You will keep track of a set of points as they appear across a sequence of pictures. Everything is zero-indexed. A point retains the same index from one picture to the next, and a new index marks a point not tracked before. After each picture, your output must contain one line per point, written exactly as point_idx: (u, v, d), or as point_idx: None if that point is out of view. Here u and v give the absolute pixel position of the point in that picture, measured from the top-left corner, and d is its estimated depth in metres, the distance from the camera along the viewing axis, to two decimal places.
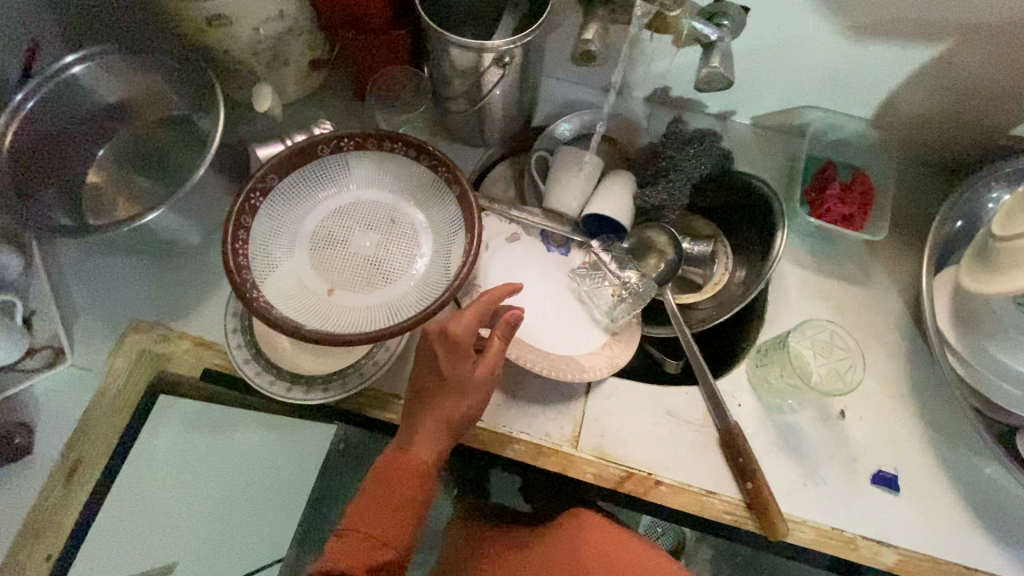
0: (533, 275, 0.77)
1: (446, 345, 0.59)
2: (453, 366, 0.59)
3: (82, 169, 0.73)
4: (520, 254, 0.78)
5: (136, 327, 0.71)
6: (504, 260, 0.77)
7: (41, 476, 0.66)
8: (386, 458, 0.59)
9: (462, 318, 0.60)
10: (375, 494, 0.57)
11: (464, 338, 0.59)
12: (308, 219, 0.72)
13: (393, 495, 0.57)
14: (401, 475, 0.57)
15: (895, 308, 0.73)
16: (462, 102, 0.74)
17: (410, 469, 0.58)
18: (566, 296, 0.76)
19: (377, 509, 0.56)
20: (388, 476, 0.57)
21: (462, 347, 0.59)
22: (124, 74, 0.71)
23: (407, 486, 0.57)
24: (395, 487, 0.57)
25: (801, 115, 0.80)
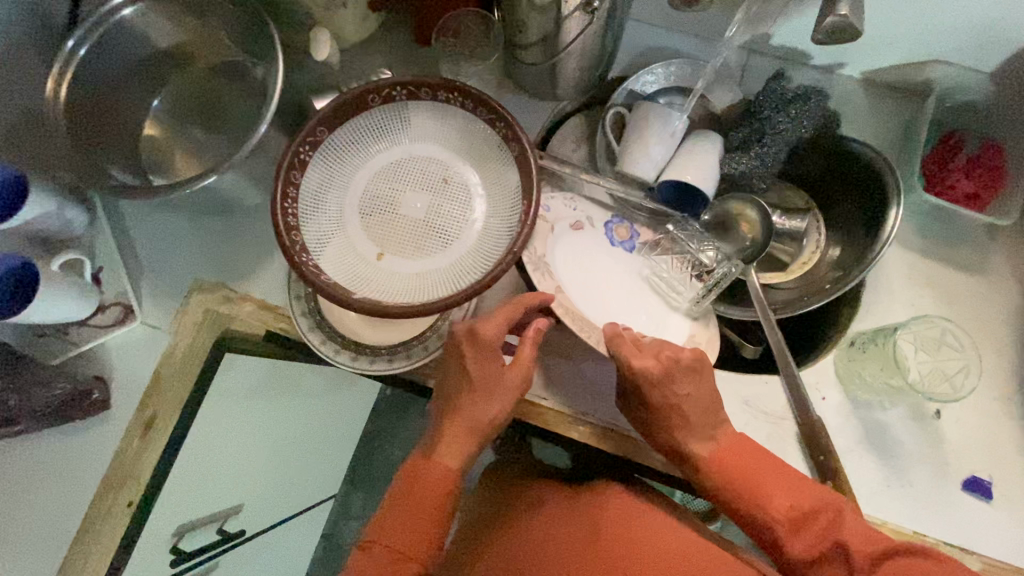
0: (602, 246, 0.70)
1: (475, 346, 0.56)
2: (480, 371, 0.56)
3: (138, 121, 0.70)
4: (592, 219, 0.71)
5: (199, 287, 0.70)
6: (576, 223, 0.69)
7: (119, 428, 0.68)
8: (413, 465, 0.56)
9: (487, 324, 0.56)
10: (401, 505, 0.54)
11: (493, 341, 0.56)
12: (357, 176, 0.67)
13: (419, 505, 0.54)
14: (423, 482, 0.55)
15: (1008, 303, 0.66)
16: (536, 51, 0.67)
17: (434, 480, 0.55)
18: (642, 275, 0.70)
19: (405, 516, 0.54)
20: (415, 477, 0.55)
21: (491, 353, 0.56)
22: (174, 16, 0.66)
23: (430, 497, 0.54)
24: (419, 497, 0.54)
25: (925, 72, 0.69)
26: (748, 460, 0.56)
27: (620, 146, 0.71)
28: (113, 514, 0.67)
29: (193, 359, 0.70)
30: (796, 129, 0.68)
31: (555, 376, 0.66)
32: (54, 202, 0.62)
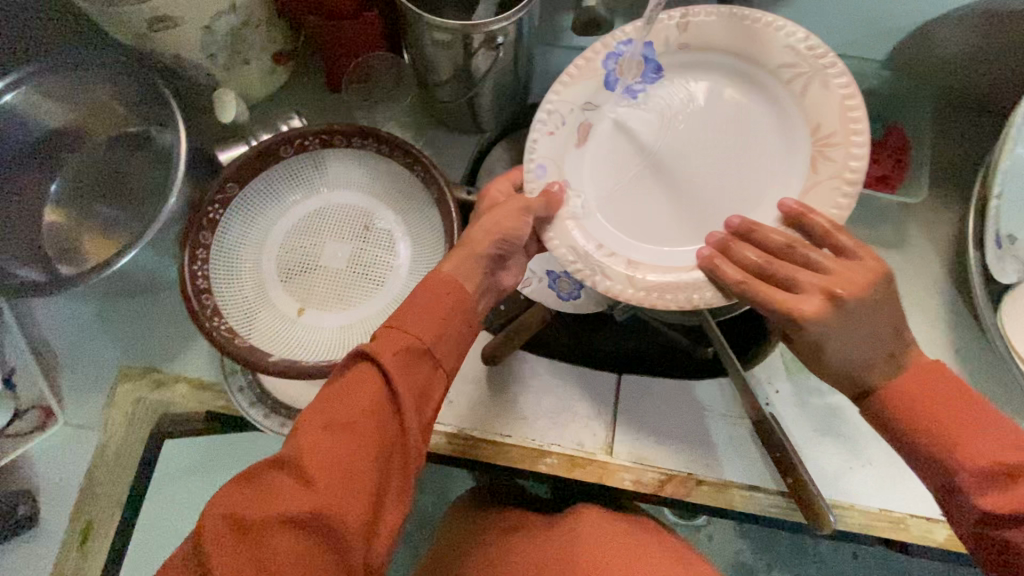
0: (644, 165, 0.56)
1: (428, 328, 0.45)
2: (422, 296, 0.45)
3: (39, 209, 0.65)
4: (600, 152, 0.57)
5: (126, 375, 0.65)
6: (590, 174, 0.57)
7: (52, 544, 0.62)
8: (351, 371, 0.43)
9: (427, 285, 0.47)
10: (302, 477, 0.39)
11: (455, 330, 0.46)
12: (274, 230, 0.66)
13: (323, 487, 0.39)
14: (357, 404, 0.41)
15: (934, 274, 0.70)
16: (450, 87, 0.66)
17: (346, 467, 0.40)
18: (708, 170, 0.56)
19: (335, 448, 0.40)
20: (344, 388, 0.42)
21: (449, 278, 0.46)
22: (65, 96, 0.63)
23: (335, 487, 0.39)
24: (326, 482, 0.39)
25: None
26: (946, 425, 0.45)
27: None
28: None
29: (129, 454, 0.64)
30: None
31: (514, 411, 0.66)
32: None
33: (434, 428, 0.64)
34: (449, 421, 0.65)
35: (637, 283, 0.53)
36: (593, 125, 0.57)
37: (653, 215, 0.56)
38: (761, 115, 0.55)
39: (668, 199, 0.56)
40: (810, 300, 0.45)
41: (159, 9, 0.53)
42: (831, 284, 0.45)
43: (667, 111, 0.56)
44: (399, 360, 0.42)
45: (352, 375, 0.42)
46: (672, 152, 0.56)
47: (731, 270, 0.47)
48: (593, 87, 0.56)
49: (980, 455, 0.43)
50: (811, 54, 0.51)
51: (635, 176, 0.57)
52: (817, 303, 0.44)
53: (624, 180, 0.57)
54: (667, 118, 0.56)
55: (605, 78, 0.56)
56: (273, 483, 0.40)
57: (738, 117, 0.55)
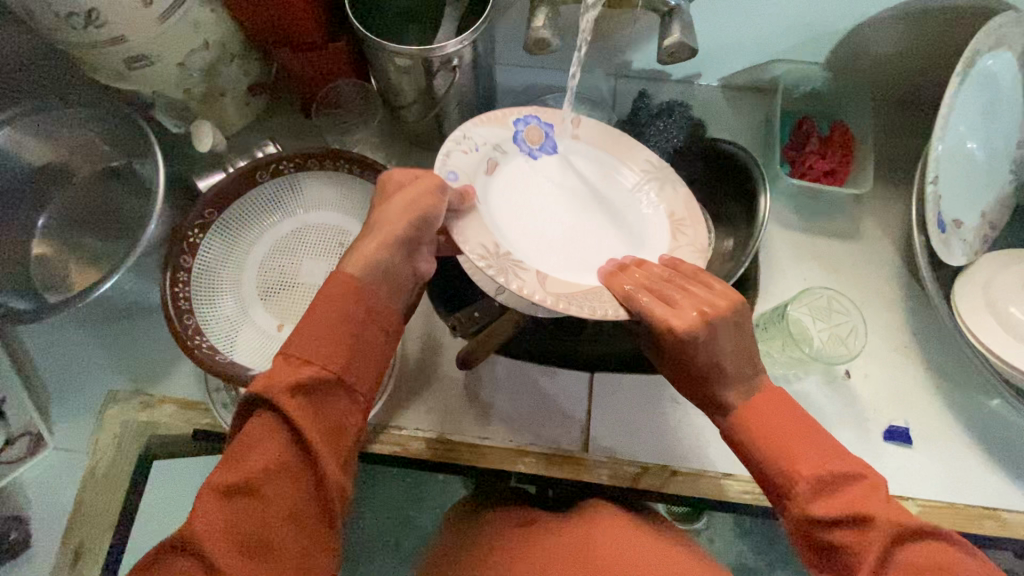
0: (536, 211, 0.62)
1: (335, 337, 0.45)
2: (325, 311, 0.46)
3: (25, 243, 0.68)
4: (505, 186, 0.62)
5: (113, 399, 0.67)
6: (493, 195, 0.60)
7: (43, 568, 0.63)
8: (248, 429, 0.42)
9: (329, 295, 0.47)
10: (230, 532, 0.39)
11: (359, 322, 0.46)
12: (252, 251, 0.69)
13: (256, 531, 0.40)
14: (263, 460, 0.41)
15: (888, 260, 0.73)
16: (416, 109, 0.70)
17: (277, 509, 0.41)
18: (586, 227, 0.63)
19: (245, 514, 0.40)
20: (245, 446, 0.42)
21: (349, 285, 0.47)
22: (48, 134, 0.67)
23: (271, 529, 0.40)
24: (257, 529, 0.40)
25: (769, 71, 0.77)
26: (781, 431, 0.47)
27: None
28: None
29: (117, 477, 0.66)
30: (668, 140, 0.73)
31: (492, 414, 0.67)
32: None
33: (414, 434, 0.66)
34: (429, 427, 0.67)
35: (547, 287, 0.55)
36: (499, 163, 0.62)
37: (545, 245, 0.60)
38: (633, 197, 0.66)
39: (559, 239, 0.61)
40: (685, 316, 0.49)
41: (136, 49, 0.57)
42: (701, 306, 0.50)
43: (555, 180, 0.65)
44: (302, 397, 0.43)
45: (252, 433, 0.42)
46: (557, 206, 0.63)
47: (620, 285, 0.54)
48: (503, 135, 0.63)
49: (810, 463, 0.45)
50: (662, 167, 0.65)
51: (529, 216, 0.61)
52: (688, 317, 0.49)
53: (522, 213, 0.61)
54: (551, 182, 0.64)
55: (514, 133, 0.63)
56: (181, 570, 0.38)
57: (610, 199, 0.65)
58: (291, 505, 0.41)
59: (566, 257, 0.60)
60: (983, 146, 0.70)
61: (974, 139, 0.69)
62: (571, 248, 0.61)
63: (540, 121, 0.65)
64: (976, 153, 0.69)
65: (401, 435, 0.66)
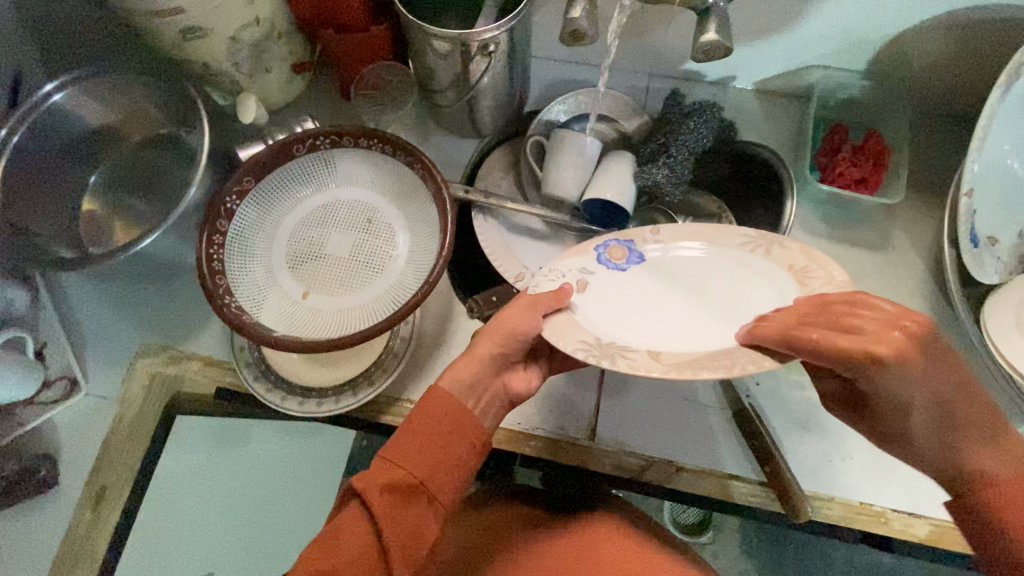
0: (641, 315, 0.54)
1: (422, 445, 0.47)
2: (426, 419, 0.48)
3: (77, 198, 0.73)
4: (603, 305, 0.55)
5: (144, 352, 0.71)
6: (595, 319, 0.53)
7: (67, 506, 0.67)
8: (340, 518, 0.45)
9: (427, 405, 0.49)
10: None
11: (450, 434, 0.48)
12: (284, 222, 0.72)
13: None
14: (346, 554, 0.43)
15: (917, 274, 0.71)
16: (450, 94, 0.72)
17: None
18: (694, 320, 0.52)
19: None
20: (336, 534, 0.44)
21: (447, 398, 0.49)
22: (109, 97, 0.70)
23: None
24: None
25: (806, 76, 0.77)
26: None
27: (543, 171, 0.75)
28: None
29: (144, 425, 0.69)
30: (697, 140, 0.73)
31: None
32: None
33: None
34: None
35: (663, 360, 0.48)
36: (590, 283, 0.56)
37: (653, 336, 0.52)
38: (741, 274, 0.55)
39: (672, 333, 0.52)
40: (886, 342, 0.41)
41: (192, 21, 0.60)
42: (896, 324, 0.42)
43: (657, 283, 0.56)
44: (391, 498, 0.45)
45: (343, 524, 0.44)
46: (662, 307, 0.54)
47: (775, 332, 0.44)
48: (586, 259, 0.58)
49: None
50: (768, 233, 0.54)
51: (632, 320, 0.53)
52: (890, 341, 0.41)
53: (621, 315, 0.54)
54: (649, 287, 0.56)
55: (594, 256, 0.58)
56: None
57: (717, 281, 0.55)
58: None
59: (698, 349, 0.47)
60: None
61: (1018, 157, 0.67)
62: (694, 340, 0.50)
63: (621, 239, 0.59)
64: (1018, 171, 0.68)
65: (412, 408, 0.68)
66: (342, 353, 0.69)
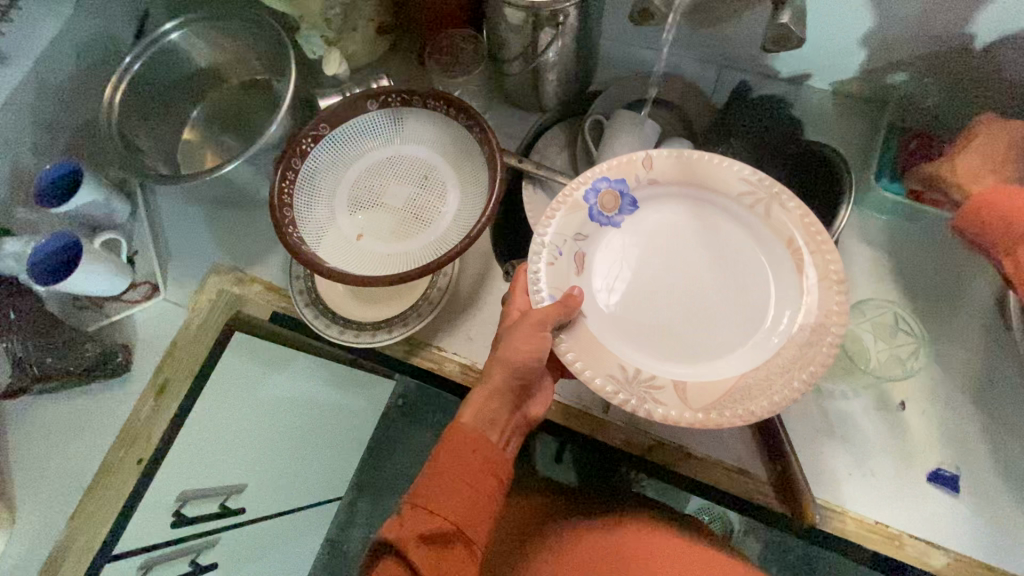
0: (640, 287, 0.61)
1: (461, 475, 0.49)
2: (453, 459, 0.49)
3: (179, 128, 0.82)
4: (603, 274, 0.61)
5: (215, 270, 0.80)
6: (597, 304, 0.59)
7: (138, 390, 0.77)
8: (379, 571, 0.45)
9: (461, 440, 0.50)
10: None
11: (488, 463, 0.50)
12: (350, 168, 0.78)
13: None
14: None
15: (982, 298, 0.67)
16: (517, 64, 0.75)
17: None
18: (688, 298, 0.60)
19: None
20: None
21: (474, 433, 0.50)
22: (216, 40, 0.79)
23: None
24: None
25: (885, 81, 0.73)
26: None
27: (597, 149, 0.76)
28: (124, 471, 0.74)
29: (205, 334, 0.78)
30: (759, 134, 0.73)
31: None
32: (102, 194, 0.74)
33: (452, 356, 0.72)
34: (466, 355, 0.72)
35: (691, 404, 0.54)
36: (586, 253, 0.61)
37: (660, 313, 0.60)
38: (722, 218, 0.62)
39: (672, 312, 0.60)
40: None
41: None
42: None
43: (647, 238, 0.62)
44: (428, 548, 0.46)
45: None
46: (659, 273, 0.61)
47: None
48: (581, 219, 0.61)
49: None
50: (762, 183, 0.60)
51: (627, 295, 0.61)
52: None
53: (629, 288, 0.61)
54: (642, 240, 0.62)
55: (589, 210, 0.61)
56: None
57: (711, 244, 0.62)
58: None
59: (695, 342, 0.58)
60: None
61: None
62: (697, 324, 0.59)
63: (610, 181, 0.61)
64: None
65: (440, 354, 0.72)
66: (385, 294, 0.74)
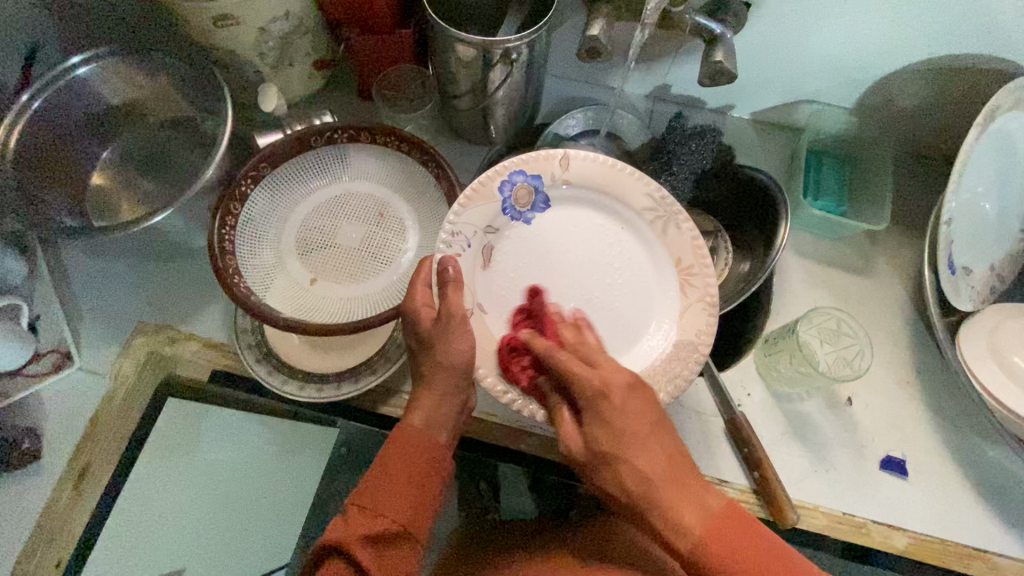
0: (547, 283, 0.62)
1: (406, 472, 0.48)
2: (400, 462, 0.48)
3: (87, 171, 0.73)
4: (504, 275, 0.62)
5: (142, 331, 0.71)
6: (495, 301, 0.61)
7: (50, 481, 0.66)
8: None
9: (408, 439, 0.50)
10: None
11: (434, 461, 0.50)
12: (295, 210, 0.73)
13: None
14: None
15: (900, 298, 0.76)
16: (468, 99, 0.75)
17: None
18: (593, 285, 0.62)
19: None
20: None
21: (418, 436, 0.50)
22: (130, 75, 0.72)
23: None
24: None
25: (799, 109, 0.82)
26: (683, 476, 0.45)
27: None
28: None
29: (132, 405, 0.69)
30: (699, 160, 0.76)
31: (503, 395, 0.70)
32: None
33: None
34: None
35: None
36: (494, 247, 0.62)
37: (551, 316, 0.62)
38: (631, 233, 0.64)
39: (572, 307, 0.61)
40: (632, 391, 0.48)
41: (224, 9, 0.62)
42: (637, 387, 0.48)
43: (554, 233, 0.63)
44: (375, 549, 0.46)
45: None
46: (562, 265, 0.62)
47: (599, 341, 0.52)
48: (492, 212, 0.61)
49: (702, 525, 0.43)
50: (665, 200, 0.62)
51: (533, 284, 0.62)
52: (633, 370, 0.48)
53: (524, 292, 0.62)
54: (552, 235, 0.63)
55: (502, 203, 0.61)
56: None
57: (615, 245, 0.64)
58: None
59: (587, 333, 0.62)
60: (996, 207, 0.73)
61: (990, 200, 0.73)
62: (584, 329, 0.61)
63: (526, 175, 0.62)
64: (989, 212, 0.73)
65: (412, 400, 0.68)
66: (346, 342, 0.69)
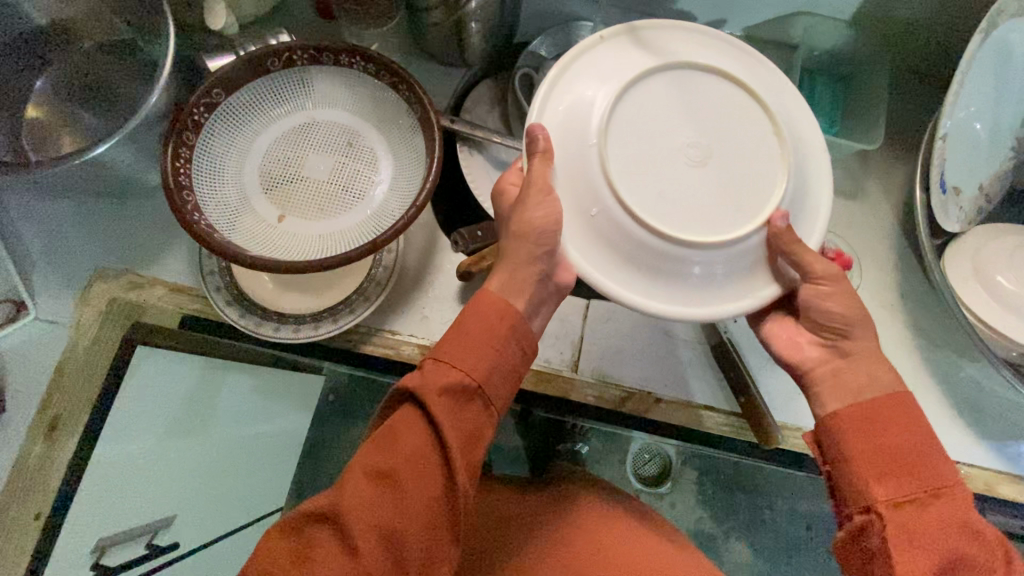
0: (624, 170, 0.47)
1: (480, 330, 0.46)
2: (474, 321, 0.46)
3: (20, 104, 0.66)
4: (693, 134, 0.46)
5: (100, 276, 0.66)
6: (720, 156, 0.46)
7: (20, 434, 0.63)
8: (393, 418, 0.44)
9: (486, 306, 0.47)
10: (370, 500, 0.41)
11: (509, 325, 0.47)
12: (257, 140, 0.67)
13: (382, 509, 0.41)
14: (405, 452, 0.42)
15: (888, 221, 0.74)
16: (438, 14, 0.68)
17: (415, 477, 0.41)
18: (675, 214, 0.45)
19: (386, 496, 0.41)
20: (388, 434, 0.43)
21: (496, 305, 0.47)
22: None
23: (397, 509, 0.41)
24: (386, 508, 0.41)
25: (792, 25, 0.77)
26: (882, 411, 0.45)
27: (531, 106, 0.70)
28: (19, 530, 0.61)
29: (99, 356, 0.66)
30: None
31: None
32: None
33: (409, 340, 0.66)
34: (422, 335, 0.67)
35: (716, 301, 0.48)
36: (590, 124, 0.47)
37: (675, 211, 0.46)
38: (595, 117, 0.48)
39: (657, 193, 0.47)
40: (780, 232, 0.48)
41: None
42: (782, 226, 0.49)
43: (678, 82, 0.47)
44: (448, 399, 0.43)
45: (398, 420, 0.43)
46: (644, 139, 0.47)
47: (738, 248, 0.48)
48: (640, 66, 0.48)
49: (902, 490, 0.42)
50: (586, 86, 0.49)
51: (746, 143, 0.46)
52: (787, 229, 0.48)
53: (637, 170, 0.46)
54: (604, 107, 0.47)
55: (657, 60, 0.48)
56: (323, 538, 0.41)
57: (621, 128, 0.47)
58: (427, 503, 0.41)
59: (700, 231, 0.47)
60: (988, 124, 0.70)
61: (981, 119, 0.70)
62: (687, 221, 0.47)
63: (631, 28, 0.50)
64: (982, 132, 0.70)
65: (395, 338, 0.67)
66: (323, 280, 0.66)
